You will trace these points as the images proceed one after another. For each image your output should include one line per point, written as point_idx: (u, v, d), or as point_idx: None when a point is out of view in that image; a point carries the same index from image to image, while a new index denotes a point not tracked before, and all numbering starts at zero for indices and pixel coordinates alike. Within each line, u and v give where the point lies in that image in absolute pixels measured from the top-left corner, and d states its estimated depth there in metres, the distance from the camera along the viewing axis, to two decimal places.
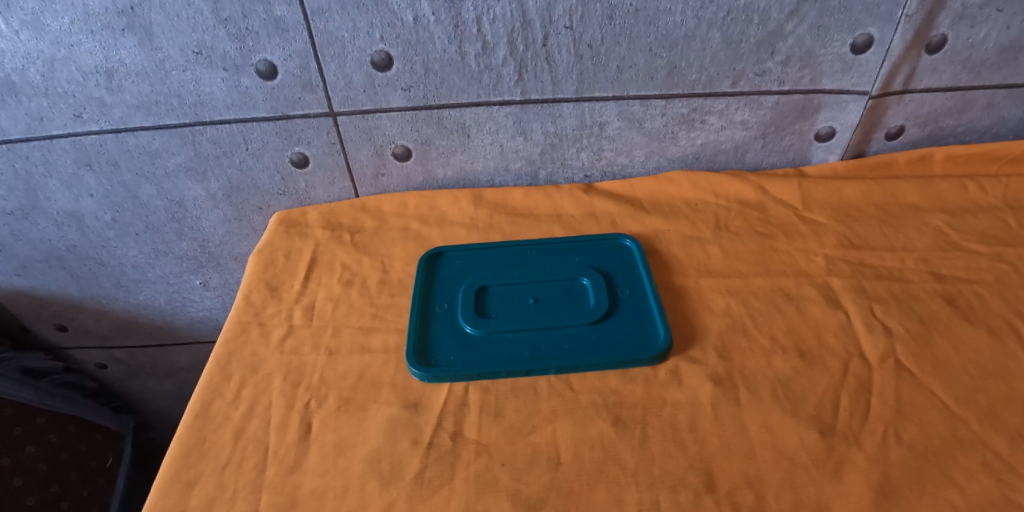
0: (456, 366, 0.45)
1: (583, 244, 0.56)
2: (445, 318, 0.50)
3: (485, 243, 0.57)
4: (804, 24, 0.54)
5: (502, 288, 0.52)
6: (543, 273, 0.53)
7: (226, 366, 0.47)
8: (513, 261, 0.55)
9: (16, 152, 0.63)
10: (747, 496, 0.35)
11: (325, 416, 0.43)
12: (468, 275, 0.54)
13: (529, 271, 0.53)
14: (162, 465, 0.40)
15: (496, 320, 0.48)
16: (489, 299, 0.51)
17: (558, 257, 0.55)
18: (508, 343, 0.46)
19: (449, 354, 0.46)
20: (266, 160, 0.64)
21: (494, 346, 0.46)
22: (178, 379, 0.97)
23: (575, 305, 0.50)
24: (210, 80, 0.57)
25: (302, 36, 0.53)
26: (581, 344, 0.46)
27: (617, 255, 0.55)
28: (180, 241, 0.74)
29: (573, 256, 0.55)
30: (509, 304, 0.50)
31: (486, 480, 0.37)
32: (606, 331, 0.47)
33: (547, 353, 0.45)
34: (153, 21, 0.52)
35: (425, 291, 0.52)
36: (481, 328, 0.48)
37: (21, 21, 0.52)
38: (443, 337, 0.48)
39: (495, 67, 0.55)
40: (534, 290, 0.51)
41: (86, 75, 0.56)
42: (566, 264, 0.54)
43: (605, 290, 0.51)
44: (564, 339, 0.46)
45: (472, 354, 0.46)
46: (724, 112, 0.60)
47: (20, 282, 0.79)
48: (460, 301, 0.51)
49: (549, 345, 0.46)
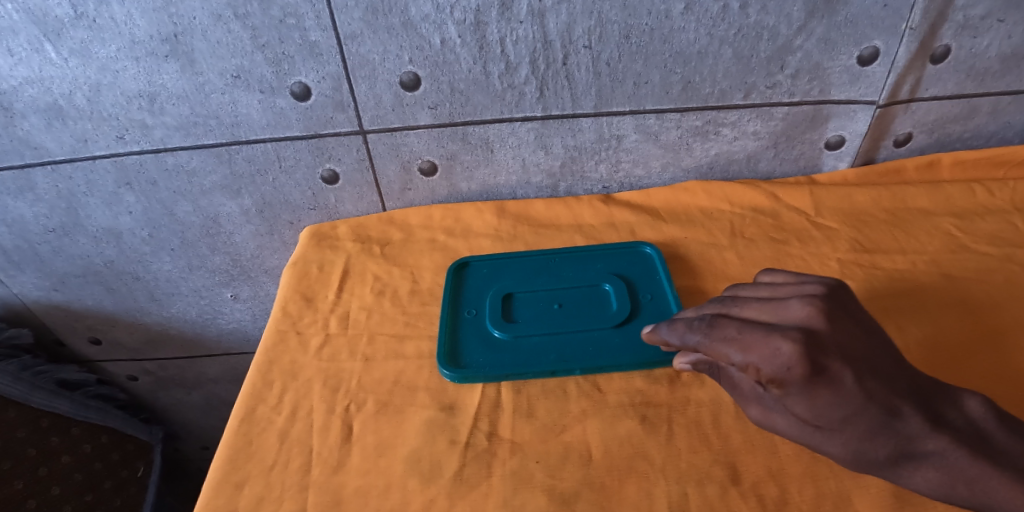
0: (485, 367, 0.47)
1: (605, 251, 0.59)
2: (473, 323, 0.52)
3: (511, 252, 0.59)
4: (812, 39, 0.56)
5: (528, 294, 0.54)
6: (567, 280, 0.56)
7: (267, 373, 0.50)
8: (538, 268, 0.57)
9: (60, 173, 0.67)
10: (771, 489, 0.37)
11: (365, 419, 0.45)
12: (495, 282, 0.56)
13: (554, 278, 0.56)
14: (212, 467, 0.43)
15: (523, 324, 0.51)
16: (515, 305, 0.53)
17: (582, 265, 0.57)
18: (534, 346, 0.49)
19: (479, 356, 0.49)
20: (299, 177, 0.67)
21: (522, 349, 0.49)
22: (206, 390, 1.00)
23: (598, 311, 0.52)
24: (247, 102, 0.60)
25: (335, 60, 0.56)
26: (605, 347, 0.48)
27: (639, 261, 0.57)
28: (214, 255, 0.77)
29: (596, 263, 0.57)
30: (535, 309, 0.53)
31: (522, 477, 0.39)
32: (629, 334, 0.49)
33: (572, 355, 0.48)
34: (195, 47, 0.56)
35: (455, 296, 0.55)
36: (508, 332, 0.50)
37: (71, 50, 0.57)
38: (473, 340, 0.50)
39: (518, 86, 0.58)
40: (558, 295, 0.54)
41: (130, 98, 0.61)
42: (589, 271, 0.57)
43: (628, 296, 0.53)
44: (588, 343, 0.49)
45: (501, 356, 0.48)
46: (737, 123, 0.63)
47: (58, 297, 0.83)
48: (487, 307, 0.53)
49: (575, 349, 0.48)
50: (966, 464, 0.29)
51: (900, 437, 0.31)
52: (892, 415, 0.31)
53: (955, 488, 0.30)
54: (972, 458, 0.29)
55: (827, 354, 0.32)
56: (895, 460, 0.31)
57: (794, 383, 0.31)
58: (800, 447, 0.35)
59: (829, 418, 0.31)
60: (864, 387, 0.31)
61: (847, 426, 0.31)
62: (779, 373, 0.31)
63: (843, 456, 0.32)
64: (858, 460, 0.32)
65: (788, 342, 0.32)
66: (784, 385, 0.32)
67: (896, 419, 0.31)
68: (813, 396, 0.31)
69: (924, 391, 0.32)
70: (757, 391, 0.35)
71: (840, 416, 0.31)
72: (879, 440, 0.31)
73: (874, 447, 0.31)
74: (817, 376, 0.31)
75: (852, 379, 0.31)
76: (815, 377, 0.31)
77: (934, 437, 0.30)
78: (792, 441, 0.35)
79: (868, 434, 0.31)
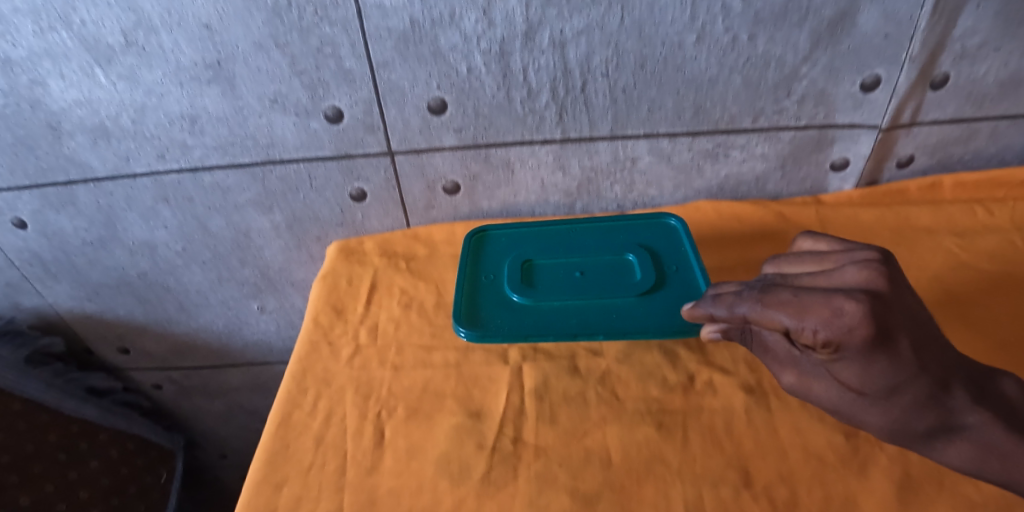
0: (512, 326, 0.51)
1: (630, 226, 0.62)
2: (502, 286, 0.56)
3: (540, 224, 0.64)
4: (817, 67, 0.60)
5: (555, 263, 0.58)
6: (588, 252, 0.60)
7: (302, 380, 0.53)
8: (566, 239, 0.62)
9: (102, 189, 0.71)
10: (782, 492, 0.40)
11: (396, 424, 0.48)
12: (523, 250, 0.61)
13: (581, 250, 0.60)
14: (252, 468, 0.46)
15: (550, 289, 0.55)
16: (543, 271, 0.58)
17: (607, 238, 0.61)
18: (559, 309, 0.52)
19: (506, 316, 0.52)
20: (329, 195, 0.71)
21: (547, 311, 0.52)
22: (227, 399, 1.03)
23: (622, 279, 0.56)
24: (283, 123, 0.64)
25: (367, 86, 0.60)
26: (625, 315, 0.51)
27: (662, 236, 0.61)
28: (243, 268, 0.81)
29: (618, 237, 0.61)
30: (556, 278, 0.56)
31: (546, 479, 0.42)
32: (650, 302, 0.53)
33: (595, 319, 0.51)
34: (236, 74, 0.60)
35: (486, 263, 0.60)
36: (535, 296, 0.54)
37: (119, 75, 0.61)
38: (502, 302, 0.54)
39: (539, 110, 0.62)
40: (584, 265, 0.58)
41: (172, 120, 0.65)
42: (610, 245, 0.60)
43: (650, 266, 0.56)
44: (611, 308, 0.52)
45: (527, 317, 0.52)
46: (746, 146, 0.66)
47: (91, 306, 0.86)
48: (516, 272, 0.57)
49: (597, 313, 0.52)
50: (999, 439, 0.34)
51: (945, 413, 0.34)
52: (942, 391, 0.34)
53: (987, 461, 0.34)
54: (1005, 434, 0.34)
55: (887, 323, 0.34)
56: (930, 432, 0.35)
57: (855, 348, 0.34)
58: (834, 415, 0.38)
59: (881, 386, 0.35)
60: (918, 363, 0.34)
61: (893, 396, 0.35)
62: (838, 335, 0.34)
63: (880, 425, 0.36)
64: (897, 430, 0.36)
65: (852, 305, 0.34)
66: (840, 350, 0.35)
67: (944, 394, 0.34)
68: (868, 363, 0.34)
69: (974, 376, 0.36)
70: (793, 355, 0.38)
71: (888, 385, 0.34)
72: (923, 413, 0.35)
73: (917, 420, 0.35)
74: (877, 342, 0.34)
75: (907, 352, 0.34)
76: (875, 342, 0.34)
77: (967, 416, 0.34)
78: (829, 408, 0.38)
79: (915, 406, 0.34)
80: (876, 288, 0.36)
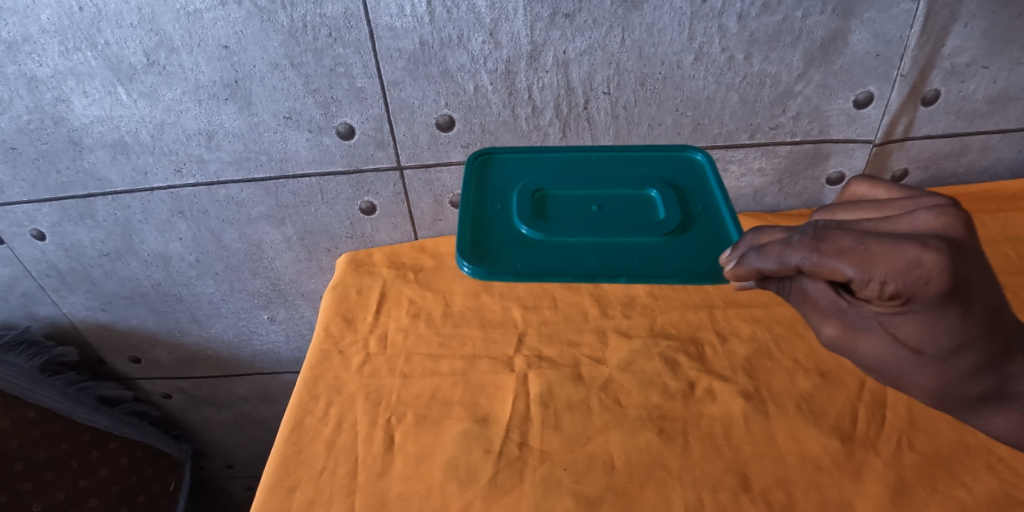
0: (516, 266, 0.41)
1: (649, 158, 0.53)
2: (503, 220, 0.47)
3: (544, 152, 0.54)
4: (811, 85, 0.62)
5: (563, 196, 0.49)
6: (604, 183, 0.51)
7: (313, 388, 0.54)
8: (575, 170, 0.52)
9: (120, 202, 0.74)
10: (779, 495, 0.41)
11: (405, 430, 0.49)
12: (526, 180, 0.51)
13: (593, 181, 0.51)
14: (266, 472, 0.47)
15: (558, 224, 0.45)
16: (550, 204, 0.48)
17: (622, 170, 0.52)
18: (571, 249, 0.43)
19: (508, 255, 0.43)
20: (339, 208, 0.73)
21: (558, 251, 0.43)
22: (236, 408, 1.04)
23: (642, 216, 0.46)
24: (296, 139, 0.67)
25: (378, 103, 0.63)
26: (651, 257, 0.42)
27: (686, 170, 0.52)
28: (255, 279, 0.83)
29: (639, 169, 0.52)
30: (566, 210, 0.47)
31: (551, 482, 0.43)
32: (678, 243, 0.44)
33: (614, 262, 0.42)
34: (252, 92, 0.63)
35: (482, 193, 0.50)
36: (541, 231, 0.44)
37: (140, 94, 0.64)
38: (502, 238, 0.45)
39: (543, 127, 0.64)
40: (597, 199, 0.49)
41: (190, 136, 0.67)
42: (629, 176, 0.51)
43: (676, 203, 0.47)
44: (632, 250, 0.43)
45: (534, 256, 0.43)
46: (743, 160, 0.68)
47: (105, 316, 0.89)
48: (517, 204, 0.48)
49: (617, 255, 0.42)
50: None
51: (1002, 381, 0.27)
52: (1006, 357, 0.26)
53: None
54: None
55: (969, 270, 0.23)
56: (980, 399, 0.28)
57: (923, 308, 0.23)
58: (871, 375, 0.29)
59: (942, 350, 0.25)
60: (991, 320, 0.25)
61: (956, 361, 0.26)
62: (910, 288, 0.22)
63: (930, 387, 0.27)
64: (943, 396, 0.28)
65: (933, 255, 0.21)
66: (908, 303, 0.23)
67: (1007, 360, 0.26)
68: (937, 320, 0.24)
69: None
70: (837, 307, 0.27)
71: (955, 347, 0.25)
72: (977, 381, 0.27)
73: (971, 388, 0.27)
74: (952, 300, 0.23)
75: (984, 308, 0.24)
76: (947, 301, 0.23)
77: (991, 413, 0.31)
78: (866, 368, 0.28)
79: (971, 374, 0.26)
80: (954, 236, 0.23)
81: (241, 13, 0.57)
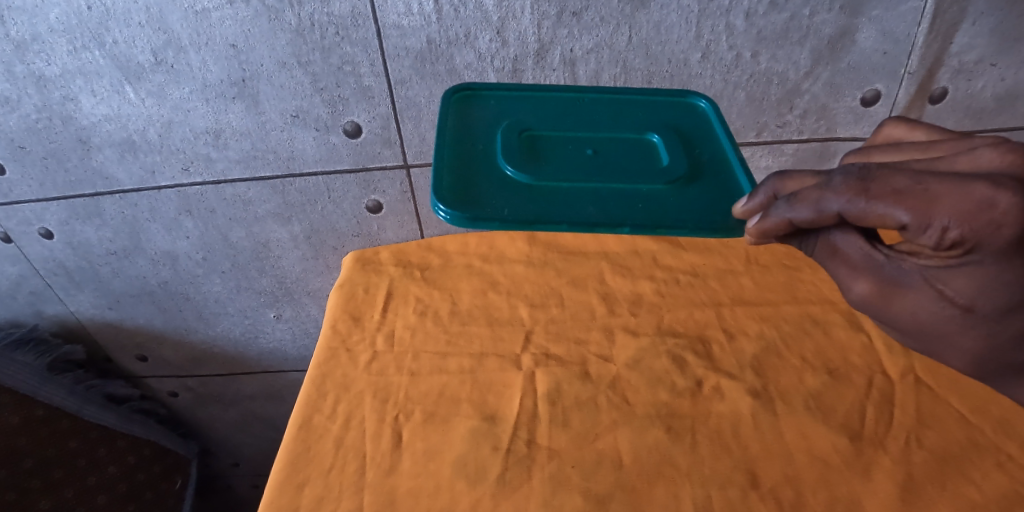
0: (507, 210, 0.38)
1: (649, 103, 0.51)
2: (492, 160, 0.43)
3: (536, 94, 0.51)
4: (818, 83, 0.62)
5: (558, 140, 0.46)
6: (602, 128, 0.48)
7: (321, 385, 0.54)
8: (570, 113, 0.49)
9: (128, 201, 0.74)
10: (788, 493, 0.41)
11: (414, 427, 0.50)
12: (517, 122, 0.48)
13: (590, 125, 0.48)
14: (274, 469, 0.47)
15: (554, 168, 0.42)
16: (544, 147, 0.45)
17: (621, 116, 0.50)
18: (569, 193, 0.40)
19: (498, 199, 0.40)
20: (346, 206, 0.73)
21: (553, 195, 0.40)
22: (242, 406, 1.05)
23: (644, 162, 0.44)
24: (303, 138, 0.67)
25: (385, 102, 0.63)
26: (655, 204, 0.40)
27: (690, 118, 0.50)
28: (261, 277, 0.83)
29: (637, 115, 0.50)
30: (562, 152, 0.44)
31: (559, 480, 0.43)
32: (682, 191, 0.41)
33: (615, 208, 0.39)
34: (260, 91, 0.63)
35: (468, 134, 0.46)
36: (535, 174, 0.41)
37: (148, 92, 0.64)
38: (491, 180, 0.41)
39: None
40: (595, 143, 0.46)
41: (197, 134, 0.68)
42: (629, 122, 0.49)
43: (680, 150, 0.45)
44: (636, 197, 0.40)
45: (527, 201, 0.39)
46: (750, 159, 0.68)
47: (112, 314, 0.89)
48: (507, 145, 0.45)
49: (618, 202, 0.40)
50: None
51: None
52: None
53: None
54: None
55: None
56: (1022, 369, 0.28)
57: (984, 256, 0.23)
58: (908, 337, 0.29)
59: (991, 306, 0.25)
60: None
61: (1007, 319, 0.26)
62: (976, 233, 0.22)
63: (968, 347, 0.27)
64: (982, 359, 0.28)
65: (1007, 196, 0.22)
66: (968, 252, 0.23)
67: None
68: (992, 272, 0.24)
69: None
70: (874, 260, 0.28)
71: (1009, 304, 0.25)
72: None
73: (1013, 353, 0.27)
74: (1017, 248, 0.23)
75: None
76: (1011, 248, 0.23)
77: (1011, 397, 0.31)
78: (906, 329, 0.29)
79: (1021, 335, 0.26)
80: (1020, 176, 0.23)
81: (249, 11, 0.57)
